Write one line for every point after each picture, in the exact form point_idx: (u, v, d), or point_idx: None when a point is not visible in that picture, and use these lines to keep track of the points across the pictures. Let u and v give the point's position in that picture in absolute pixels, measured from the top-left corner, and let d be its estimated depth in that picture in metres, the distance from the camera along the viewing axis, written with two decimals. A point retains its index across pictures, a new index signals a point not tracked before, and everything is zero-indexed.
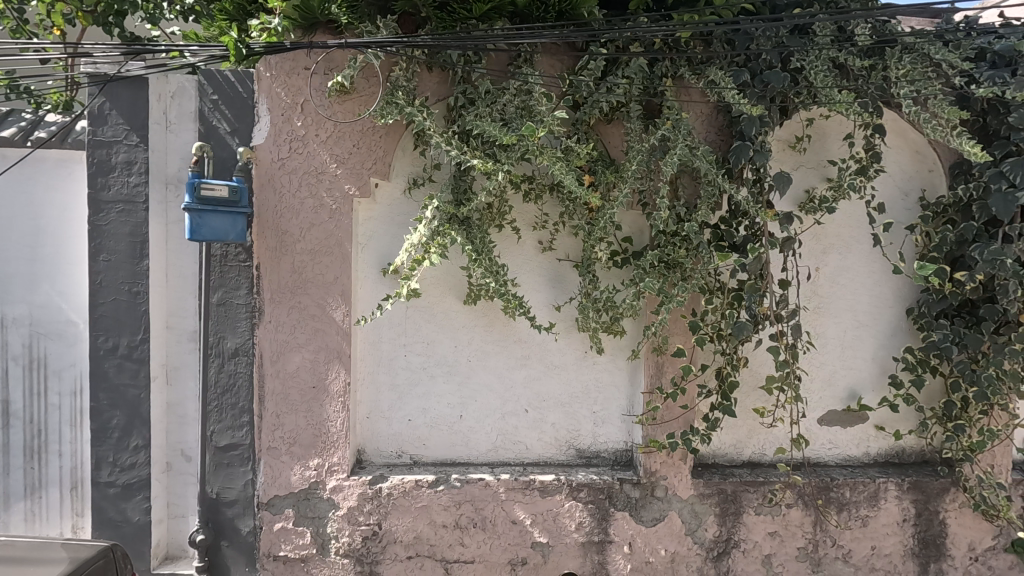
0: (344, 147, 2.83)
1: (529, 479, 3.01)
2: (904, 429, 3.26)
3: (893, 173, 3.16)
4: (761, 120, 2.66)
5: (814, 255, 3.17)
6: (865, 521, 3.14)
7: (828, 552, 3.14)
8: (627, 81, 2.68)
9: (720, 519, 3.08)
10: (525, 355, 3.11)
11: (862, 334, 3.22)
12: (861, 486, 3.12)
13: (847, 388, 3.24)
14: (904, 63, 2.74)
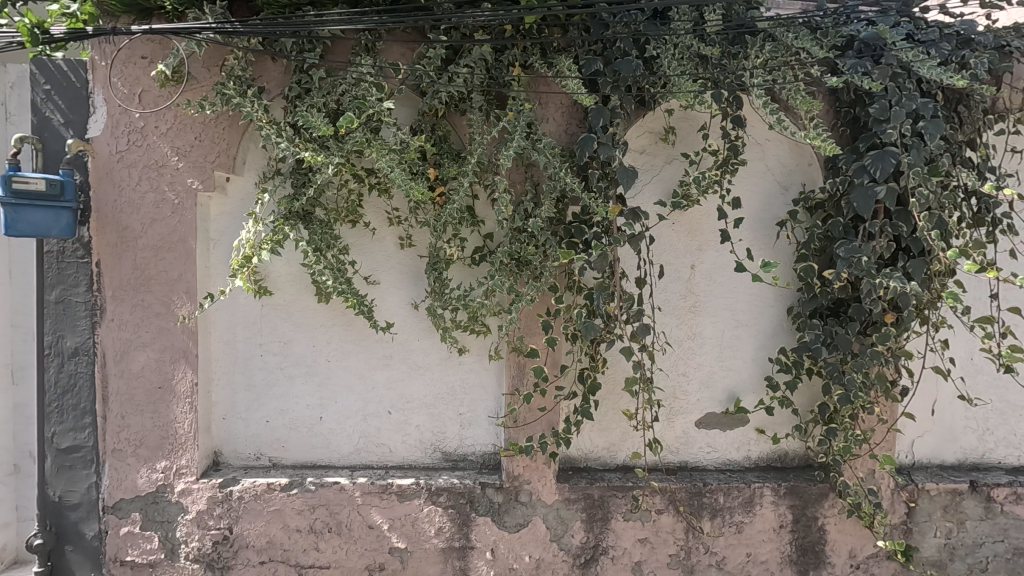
0: (185, 140, 2.73)
1: (386, 483, 2.93)
2: (784, 433, 3.15)
3: (772, 167, 3.04)
4: (607, 109, 2.56)
5: (689, 252, 3.06)
6: (740, 527, 3.04)
7: (701, 560, 3.04)
8: (469, 70, 2.56)
9: (587, 525, 2.99)
10: (386, 355, 3.01)
11: (740, 334, 3.11)
12: (736, 491, 3.02)
13: (726, 390, 3.13)
14: (764, 51, 2.62)
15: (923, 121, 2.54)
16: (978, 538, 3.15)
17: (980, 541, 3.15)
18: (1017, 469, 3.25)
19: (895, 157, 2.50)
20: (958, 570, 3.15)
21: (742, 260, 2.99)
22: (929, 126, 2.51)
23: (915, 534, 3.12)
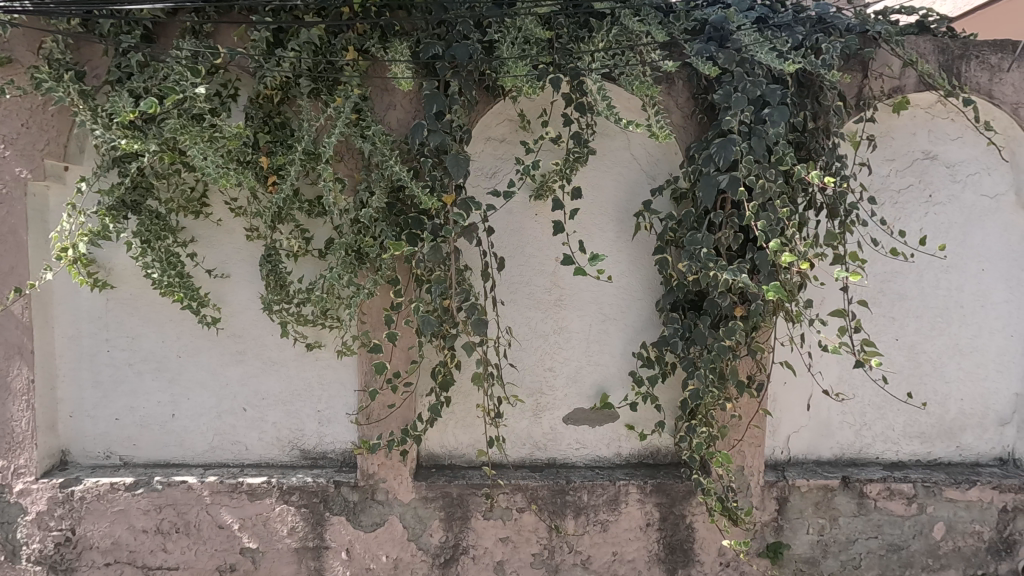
0: (11, 127, 2.61)
1: (236, 482, 2.84)
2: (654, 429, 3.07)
3: (638, 156, 2.95)
4: (442, 96, 2.46)
5: (554, 244, 2.98)
6: (605, 526, 2.97)
7: (565, 559, 2.97)
8: (296, 54, 2.46)
9: (446, 524, 2.92)
10: (239, 350, 2.93)
11: (607, 328, 3.04)
12: (600, 489, 2.95)
13: (594, 385, 3.06)
14: (610, 35, 2.51)
15: (770, 107, 2.45)
16: (851, 534, 3.10)
17: (853, 538, 3.10)
18: (894, 464, 3.21)
19: (737, 145, 2.42)
20: (831, 567, 3.10)
21: (569, 253, 2.91)
22: (775, 113, 2.42)
23: (787, 532, 3.07)
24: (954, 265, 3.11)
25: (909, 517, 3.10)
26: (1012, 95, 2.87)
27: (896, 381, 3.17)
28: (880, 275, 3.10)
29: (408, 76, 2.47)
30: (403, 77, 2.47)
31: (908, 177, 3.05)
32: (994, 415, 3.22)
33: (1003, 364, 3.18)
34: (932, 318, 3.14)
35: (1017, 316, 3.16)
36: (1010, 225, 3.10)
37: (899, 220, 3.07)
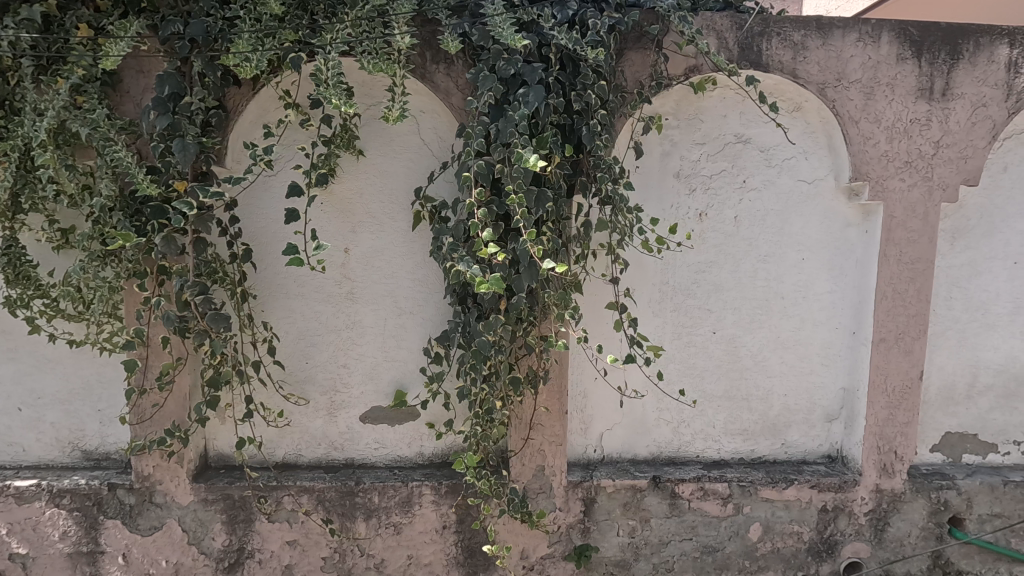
0: None
1: (3, 485, 2.73)
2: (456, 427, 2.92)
3: (429, 140, 2.80)
4: (177, 78, 2.31)
5: (341, 234, 2.83)
6: (398, 528, 2.86)
7: (357, 563, 2.86)
8: (17, 32, 2.27)
9: (229, 527, 2.80)
10: (10, 348, 2.79)
11: (403, 322, 2.90)
12: (391, 490, 2.84)
13: (393, 382, 2.93)
14: (360, 11, 2.34)
15: (528, 87, 2.30)
16: (664, 536, 2.97)
17: (666, 540, 2.97)
18: (715, 463, 3.07)
19: (482, 128, 2.30)
20: (643, 570, 2.98)
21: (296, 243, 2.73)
22: (530, 94, 2.26)
23: (595, 533, 2.94)
24: (773, 255, 2.96)
25: (725, 518, 2.97)
26: (818, 75, 2.72)
27: (715, 377, 3.03)
28: (693, 265, 2.95)
29: (120, 55, 2.32)
30: (113, 55, 2.31)
31: (720, 161, 2.89)
32: (821, 411, 3.08)
33: (828, 358, 3.04)
34: (752, 310, 2.99)
35: (842, 307, 3.01)
36: (832, 212, 2.95)
37: (713, 207, 2.92)
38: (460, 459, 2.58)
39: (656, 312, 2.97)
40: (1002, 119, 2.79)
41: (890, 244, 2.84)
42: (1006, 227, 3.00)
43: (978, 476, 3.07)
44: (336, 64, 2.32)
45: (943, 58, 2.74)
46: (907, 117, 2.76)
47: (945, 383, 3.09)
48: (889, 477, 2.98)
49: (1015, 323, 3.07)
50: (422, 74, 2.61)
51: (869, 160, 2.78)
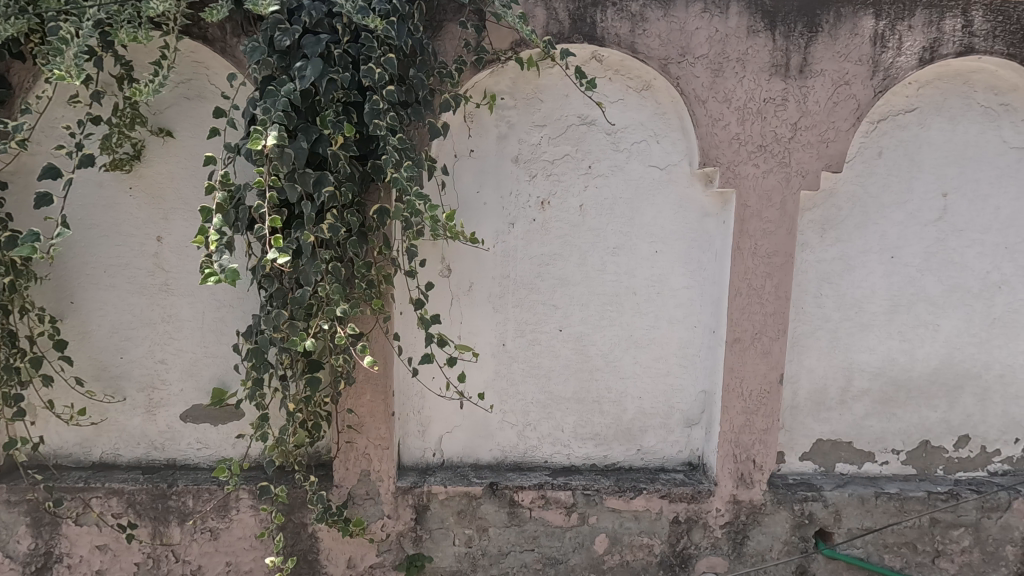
0: None
1: None
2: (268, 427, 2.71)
3: None
4: None
5: (153, 222, 2.66)
6: (215, 534, 2.70)
7: (172, 569, 2.71)
8: None
9: (34, 530, 2.66)
10: None
11: (224, 316, 2.73)
12: (206, 494, 2.68)
13: (215, 379, 2.77)
14: None
15: (307, 61, 2.09)
16: (503, 546, 2.79)
17: (505, 550, 2.79)
18: (564, 469, 2.87)
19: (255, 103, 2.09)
20: None
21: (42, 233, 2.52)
22: (308, 69, 2.07)
23: (428, 542, 2.77)
24: (623, 247, 2.73)
25: (569, 528, 2.78)
26: (659, 49, 2.47)
27: (563, 378, 2.82)
28: (536, 258, 2.73)
29: None
30: None
31: (563, 144, 2.66)
32: (679, 415, 2.86)
33: (685, 359, 2.82)
34: (600, 306, 2.77)
35: (700, 304, 2.78)
36: (687, 200, 2.71)
37: (555, 194, 2.69)
38: (224, 466, 2.39)
39: (497, 307, 2.76)
40: (867, 99, 2.53)
41: (745, 236, 2.60)
42: (881, 218, 2.75)
43: (848, 487, 2.84)
44: (86, 35, 2.07)
45: (799, 30, 2.48)
46: (760, 96, 2.51)
47: (815, 387, 2.85)
48: (747, 487, 2.76)
49: (892, 322, 2.82)
50: (223, 49, 2.39)
51: (719, 144, 2.54)
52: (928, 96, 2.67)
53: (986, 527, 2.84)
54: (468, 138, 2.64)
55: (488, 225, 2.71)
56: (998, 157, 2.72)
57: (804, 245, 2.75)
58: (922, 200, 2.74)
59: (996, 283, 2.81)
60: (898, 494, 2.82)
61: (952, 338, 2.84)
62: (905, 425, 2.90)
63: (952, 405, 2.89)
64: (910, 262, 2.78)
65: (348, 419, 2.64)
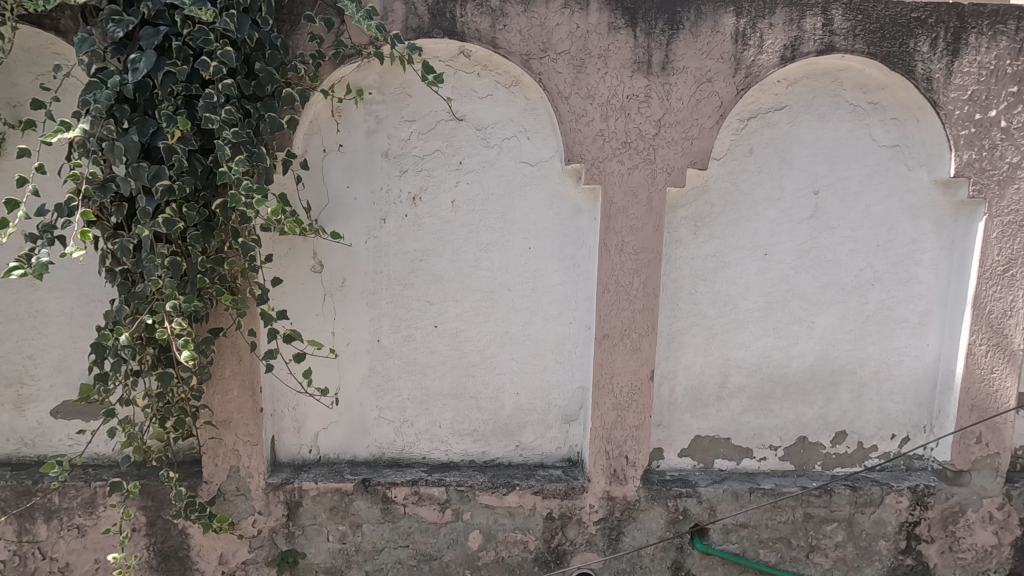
0: None
1: None
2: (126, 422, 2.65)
3: None
4: None
5: None
6: (82, 530, 2.68)
7: (40, 567, 2.69)
8: None
9: None
10: None
11: (93, 311, 2.70)
12: (73, 491, 2.65)
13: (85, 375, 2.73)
14: None
15: (142, 54, 2.05)
16: (377, 542, 2.78)
17: (379, 546, 2.79)
18: (442, 465, 2.87)
19: (87, 94, 2.05)
20: None
21: None
22: (142, 62, 2.04)
23: (301, 538, 2.76)
24: (496, 243, 2.73)
25: (444, 524, 2.78)
26: (520, 45, 2.47)
27: (439, 374, 2.81)
28: (409, 254, 2.72)
29: None
30: None
31: (433, 140, 2.66)
32: (557, 411, 2.86)
33: (562, 355, 2.82)
34: (475, 303, 2.77)
35: (575, 300, 2.78)
36: (560, 197, 2.71)
37: (427, 190, 2.69)
38: (54, 461, 2.35)
39: (371, 303, 2.75)
40: (730, 96, 2.53)
41: (611, 232, 2.60)
42: (754, 215, 2.76)
43: (724, 483, 2.85)
44: None
45: (660, 27, 2.48)
46: (623, 93, 2.51)
47: (692, 383, 2.86)
48: (620, 483, 2.77)
49: (768, 319, 2.83)
50: (73, 40, 2.34)
51: (583, 140, 2.54)
52: (797, 94, 2.68)
53: (860, 522, 2.87)
54: (337, 132, 2.63)
55: (360, 221, 2.69)
56: (868, 155, 2.74)
57: (678, 242, 2.76)
58: (793, 197, 2.76)
59: (869, 280, 2.83)
60: (773, 490, 2.84)
61: (827, 334, 2.86)
62: (782, 421, 2.91)
63: (828, 402, 2.91)
64: (784, 259, 2.79)
65: (216, 414, 2.64)
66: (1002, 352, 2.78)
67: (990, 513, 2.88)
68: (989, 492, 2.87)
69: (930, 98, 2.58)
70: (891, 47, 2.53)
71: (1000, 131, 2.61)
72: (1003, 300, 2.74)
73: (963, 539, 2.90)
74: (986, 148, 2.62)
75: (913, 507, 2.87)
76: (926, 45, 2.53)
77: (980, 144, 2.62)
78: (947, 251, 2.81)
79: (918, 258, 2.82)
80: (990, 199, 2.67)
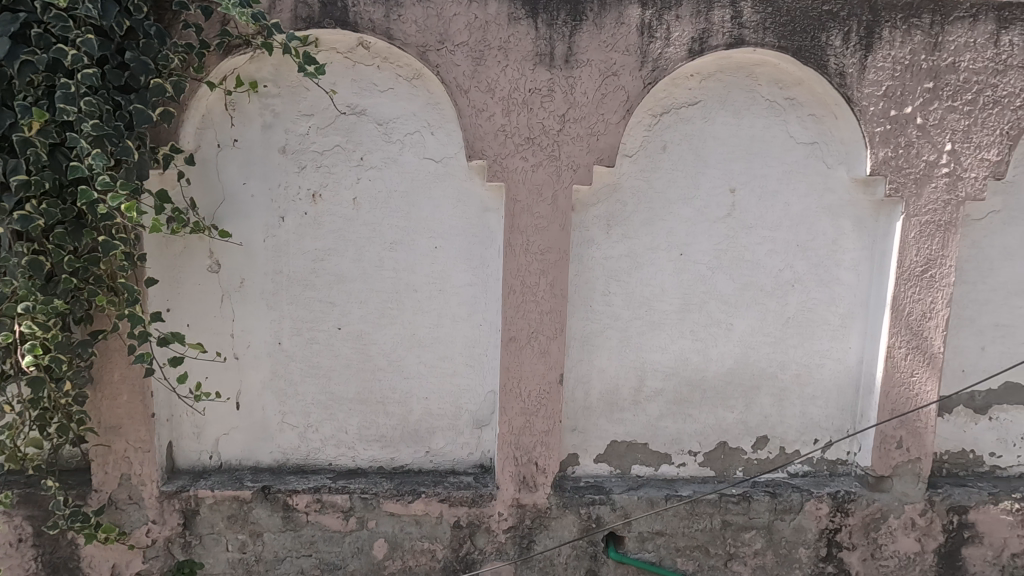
0: None
1: None
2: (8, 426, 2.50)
3: None
4: None
5: None
6: None
7: None
8: None
9: None
10: None
11: None
12: None
13: None
14: None
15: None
16: (278, 552, 2.68)
17: (281, 556, 2.69)
18: (349, 472, 2.77)
19: None
20: None
21: None
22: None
23: (198, 548, 2.66)
24: (400, 242, 2.63)
25: (348, 533, 2.69)
26: (416, 36, 2.37)
27: (344, 378, 2.72)
28: (309, 253, 2.62)
29: None
30: None
31: (332, 135, 2.55)
32: (468, 416, 2.77)
33: (473, 359, 2.72)
34: (380, 305, 2.67)
35: (484, 301, 2.68)
36: (466, 194, 2.60)
37: (327, 187, 2.58)
38: None
39: (271, 305, 2.65)
40: (636, 91, 2.45)
41: (515, 231, 2.51)
42: (668, 214, 2.67)
43: (640, 490, 2.77)
44: None
45: (562, 19, 2.39)
46: (524, 86, 2.42)
47: (607, 387, 2.77)
48: (529, 491, 2.68)
49: (684, 321, 2.75)
50: None
51: (484, 135, 2.44)
52: (710, 89, 2.60)
53: (779, 530, 2.79)
54: (231, 127, 2.52)
55: (258, 219, 2.59)
56: (785, 152, 2.66)
57: (590, 241, 2.67)
58: (709, 196, 2.67)
59: (789, 282, 2.74)
60: (689, 497, 2.75)
61: (746, 337, 2.77)
62: (701, 426, 2.83)
63: (748, 406, 2.83)
64: (700, 259, 2.71)
65: (106, 419, 2.53)
66: (922, 355, 2.71)
67: (911, 520, 2.81)
68: (910, 499, 2.80)
69: (844, 94, 2.50)
70: (802, 40, 2.45)
71: (916, 128, 2.53)
72: (922, 302, 2.67)
73: (885, 546, 2.83)
74: (902, 145, 2.55)
75: (833, 513, 2.79)
76: (838, 39, 2.45)
77: (896, 142, 2.54)
78: (868, 251, 2.73)
79: (838, 259, 2.74)
80: (907, 198, 2.59)
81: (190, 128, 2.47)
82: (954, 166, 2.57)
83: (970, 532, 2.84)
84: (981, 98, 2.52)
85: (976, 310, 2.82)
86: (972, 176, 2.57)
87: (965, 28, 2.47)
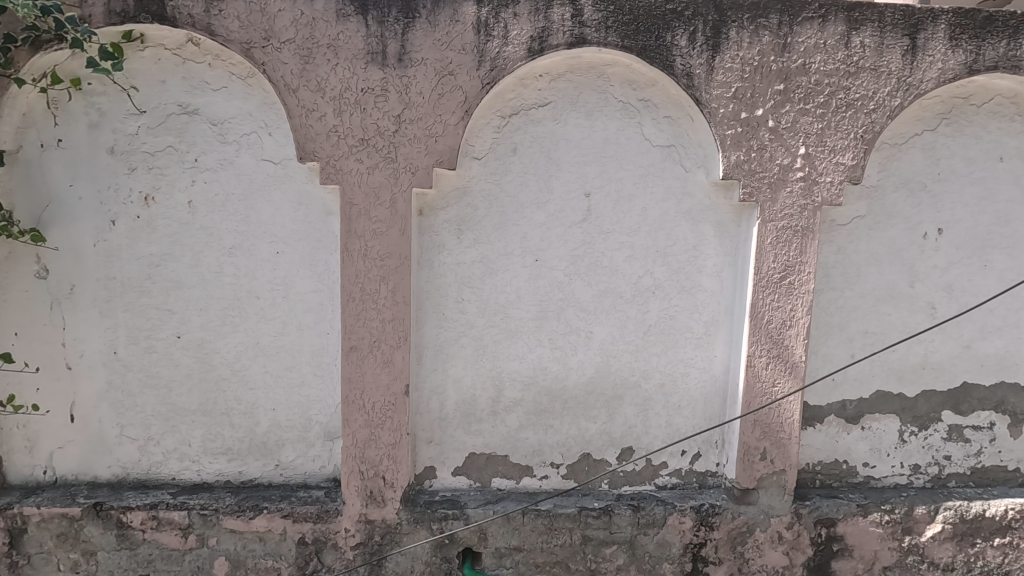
0: None
1: None
2: None
3: None
4: None
5: None
6: None
7: None
8: None
9: None
10: None
11: None
12: None
13: None
14: None
15: None
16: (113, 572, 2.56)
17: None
18: (193, 487, 2.65)
19: None
20: None
21: None
22: None
23: (27, 568, 2.53)
24: (239, 247, 2.52)
25: (187, 551, 2.57)
26: (239, 32, 2.27)
27: (185, 388, 2.60)
28: (143, 258, 2.51)
29: None
30: None
31: (163, 135, 2.44)
32: (318, 428, 2.66)
33: (320, 368, 2.61)
34: (220, 312, 2.56)
35: (329, 309, 2.57)
36: (307, 197, 2.50)
37: (159, 189, 2.47)
38: None
39: (104, 312, 2.53)
40: (475, 91, 2.36)
41: (352, 236, 2.41)
42: (521, 218, 2.58)
43: (497, 504, 2.67)
44: None
45: (394, 16, 2.30)
46: (356, 85, 2.33)
47: (463, 398, 2.68)
48: (377, 506, 2.59)
49: (542, 329, 2.66)
50: None
51: (316, 136, 2.35)
52: (561, 89, 2.51)
53: (642, 544, 2.71)
54: (54, 126, 2.40)
55: (87, 223, 2.47)
56: (640, 155, 2.57)
57: (440, 246, 2.57)
58: (563, 199, 2.58)
59: (648, 288, 2.66)
60: (547, 511, 2.66)
61: (607, 345, 2.69)
62: (563, 437, 2.75)
63: (612, 417, 2.74)
64: (555, 265, 2.62)
65: None
66: (782, 363, 2.64)
67: (778, 533, 2.74)
68: (776, 511, 2.73)
69: (691, 96, 2.42)
70: (647, 40, 2.37)
71: (767, 131, 2.47)
72: (781, 309, 2.60)
73: (752, 560, 2.76)
74: (754, 148, 2.48)
75: (698, 527, 2.71)
76: (684, 39, 2.38)
77: (748, 145, 2.48)
78: (729, 257, 2.65)
79: (700, 265, 2.65)
80: (762, 202, 2.52)
81: (7, 127, 2.36)
82: (809, 170, 2.50)
83: (839, 545, 2.77)
84: (833, 100, 2.46)
85: (844, 318, 2.75)
86: (827, 180, 2.51)
87: (813, 28, 2.41)
